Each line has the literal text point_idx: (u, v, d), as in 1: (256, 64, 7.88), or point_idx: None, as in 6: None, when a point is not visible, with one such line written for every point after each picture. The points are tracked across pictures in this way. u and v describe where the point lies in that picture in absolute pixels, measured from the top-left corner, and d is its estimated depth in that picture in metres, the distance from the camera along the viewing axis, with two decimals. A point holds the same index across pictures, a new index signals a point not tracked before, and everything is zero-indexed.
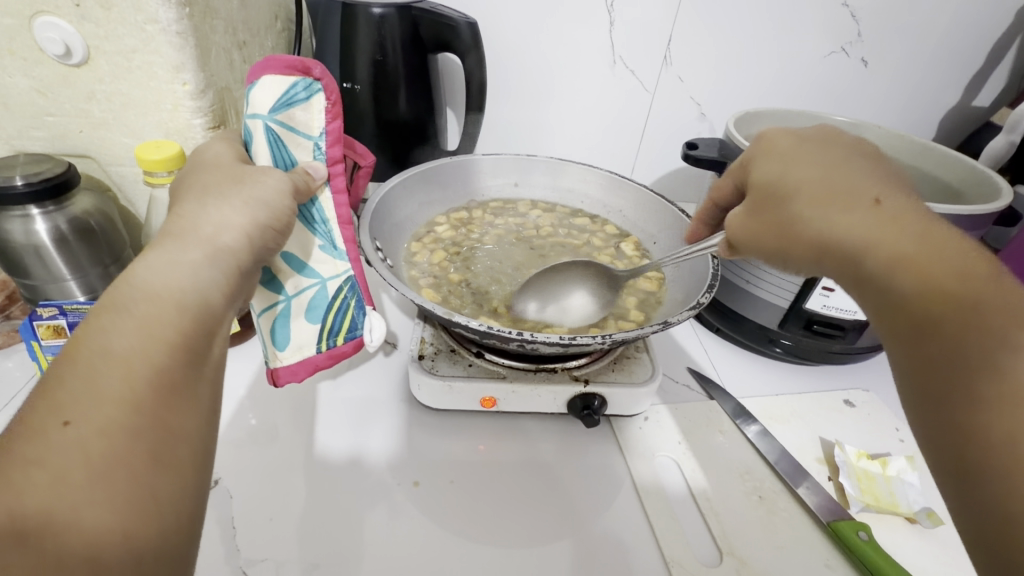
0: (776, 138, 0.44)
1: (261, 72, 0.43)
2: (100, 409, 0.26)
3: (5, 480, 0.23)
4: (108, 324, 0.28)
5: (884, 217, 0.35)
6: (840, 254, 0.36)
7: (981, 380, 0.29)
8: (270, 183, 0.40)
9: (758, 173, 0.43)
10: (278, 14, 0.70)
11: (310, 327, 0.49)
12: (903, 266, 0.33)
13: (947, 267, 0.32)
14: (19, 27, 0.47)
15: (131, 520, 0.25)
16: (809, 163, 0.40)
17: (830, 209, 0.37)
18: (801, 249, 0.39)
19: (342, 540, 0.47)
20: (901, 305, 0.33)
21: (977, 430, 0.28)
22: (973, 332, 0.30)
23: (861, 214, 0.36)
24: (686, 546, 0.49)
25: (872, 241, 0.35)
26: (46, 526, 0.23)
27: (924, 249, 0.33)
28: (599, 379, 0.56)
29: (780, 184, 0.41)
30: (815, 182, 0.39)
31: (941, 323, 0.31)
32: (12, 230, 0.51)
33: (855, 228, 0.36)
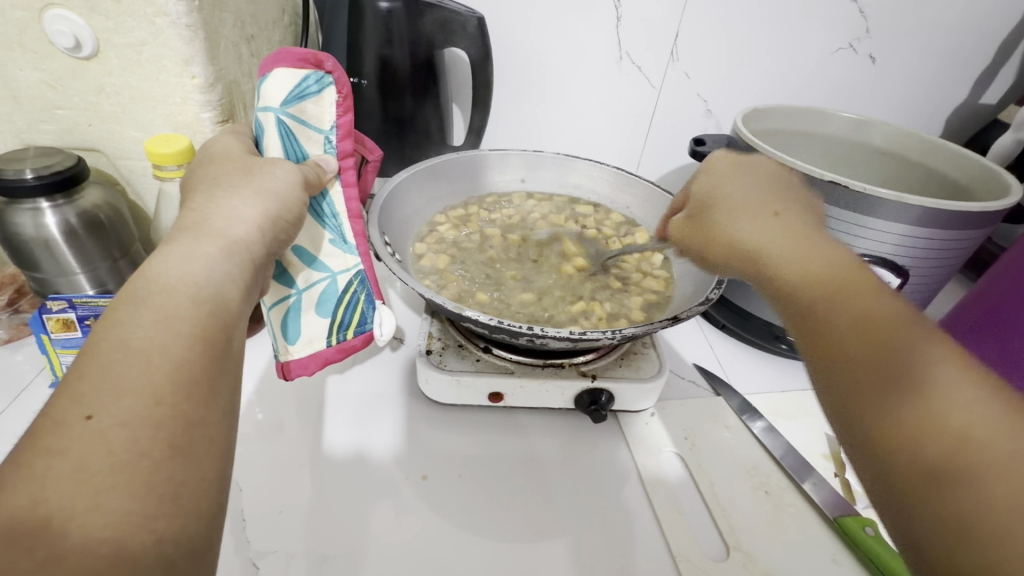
0: (716, 163, 0.51)
1: (272, 65, 0.43)
2: (120, 401, 0.26)
3: (31, 472, 0.24)
4: (126, 318, 0.29)
5: (778, 226, 0.41)
6: (747, 252, 0.41)
7: (856, 353, 0.31)
8: (280, 174, 0.41)
9: (697, 188, 0.50)
10: (285, 8, 0.69)
11: (320, 321, 0.50)
12: (792, 261, 0.38)
13: (825, 260, 0.37)
14: (29, 20, 0.47)
15: (154, 509, 0.25)
16: (736, 185, 0.47)
17: (741, 219, 0.43)
18: (718, 248, 0.44)
19: (351, 533, 0.47)
20: (798, 294, 0.36)
21: (853, 397, 0.30)
22: (840, 311, 0.33)
23: (763, 222, 0.42)
24: (693, 540, 0.49)
25: (771, 241, 0.40)
26: (72, 517, 0.23)
27: (808, 250, 0.38)
28: (607, 374, 0.57)
29: (710, 200, 0.48)
30: (737, 198, 0.45)
31: (834, 308, 0.33)
32: (23, 224, 0.51)
33: (751, 233, 0.42)
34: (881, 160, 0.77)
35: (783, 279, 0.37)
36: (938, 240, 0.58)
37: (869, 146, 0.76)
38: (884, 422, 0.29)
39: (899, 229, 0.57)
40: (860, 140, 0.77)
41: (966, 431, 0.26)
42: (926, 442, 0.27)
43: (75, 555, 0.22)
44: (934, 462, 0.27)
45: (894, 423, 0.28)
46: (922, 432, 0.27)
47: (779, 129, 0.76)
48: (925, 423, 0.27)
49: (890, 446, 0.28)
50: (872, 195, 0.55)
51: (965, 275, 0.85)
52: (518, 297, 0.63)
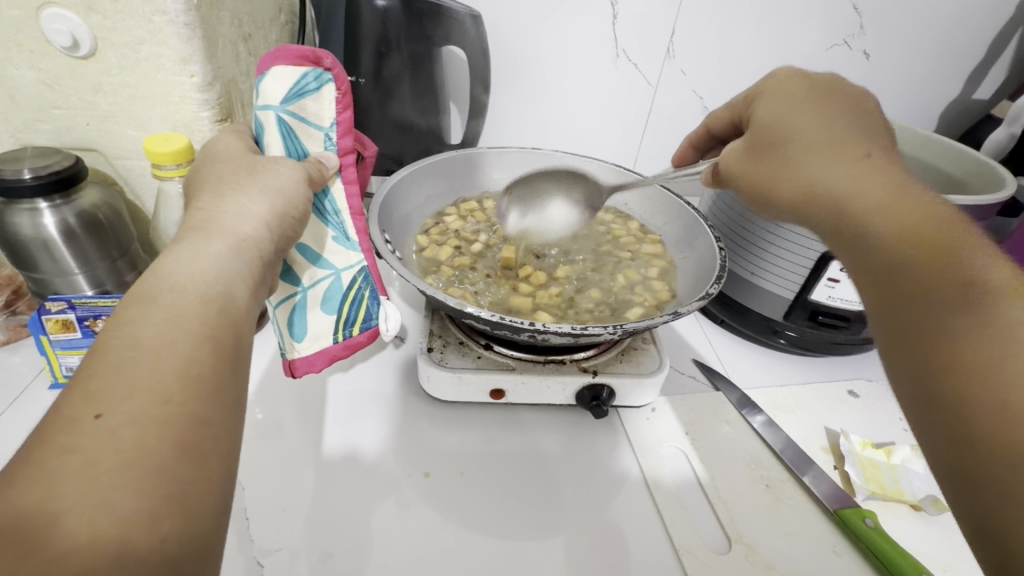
0: (790, 79, 0.48)
1: (271, 62, 0.43)
2: (130, 400, 0.26)
3: (40, 468, 0.23)
4: (137, 317, 0.29)
5: (868, 170, 0.39)
6: (825, 194, 0.40)
7: (946, 298, 0.31)
8: (285, 172, 0.41)
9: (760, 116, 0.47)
10: (282, 6, 0.69)
11: (326, 318, 0.50)
12: (881, 208, 0.36)
13: (915, 212, 0.35)
14: (25, 18, 0.46)
15: (163, 507, 0.24)
16: (807, 114, 0.44)
17: (814, 155, 0.41)
18: (790, 183, 0.42)
19: (354, 530, 0.48)
20: (891, 237, 0.35)
21: (933, 332, 0.31)
22: (923, 270, 0.33)
23: (845, 163, 0.40)
24: (695, 532, 0.50)
25: (856, 184, 0.38)
26: (77, 514, 0.23)
27: (902, 200, 0.36)
28: (608, 370, 0.57)
29: (773, 132, 0.45)
30: (810, 125, 0.43)
31: (932, 258, 0.33)
32: (21, 224, 0.51)
33: (833, 175, 0.39)
34: None
35: (872, 222, 0.36)
36: None
37: None
38: (954, 387, 0.29)
39: None
40: None
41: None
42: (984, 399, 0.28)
43: (82, 552, 0.22)
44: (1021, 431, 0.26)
45: (973, 360, 0.29)
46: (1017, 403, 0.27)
47: None
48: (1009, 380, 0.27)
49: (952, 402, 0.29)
50: None
51: None
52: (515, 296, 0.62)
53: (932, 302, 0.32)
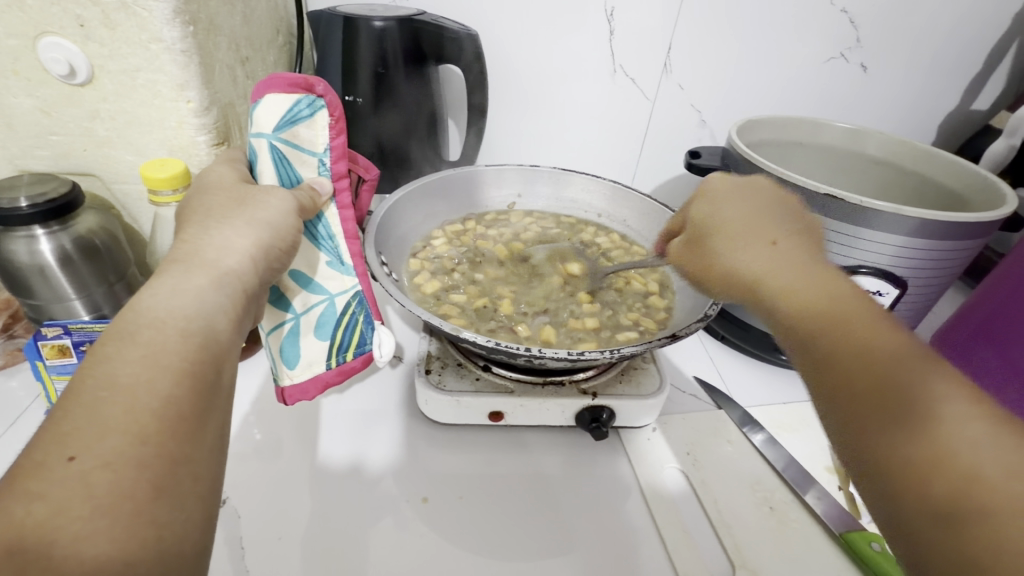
0: (711, 183, 0.47)
1: (263, 91, 0.43)
2: (104, 441, 0.26)
3: (9, 517, 0.23)
4: (114, 353, 0.28)
5: (776, 253, 0.39)
6: (746, 281, 0.39)
7: (861, 385, 0.30)
8: (274, 204, 0.41)
9: (691, 214, 0.47)
10: (280, 28, 0.70)
11: (319, 344, 0.49)
12: (798, 290, 0.35)
13: (827, 291, 0.35)
14: (23, 48, 0.47)
15: (136, 554, 0.24)
16: (731, 203, 0.44)
17: (735, 244, 0.41)
18: (717, 274, 0.42)
19: (349, 558, 0.47)
20: (807, 325, 0.34)
21: (857, 421, 0.30)
22: (844, 361, 0.31)
23: (760, 250, 0.39)
24: (697, 558, 0.49)
25: (772, 271, 0.37)
26: (49, 566, 0.23)
27: (814, 280, 0.36)
28: (608, 392, 0.56)
29: (704, 225, 0.45)
30: (734, 212, 0.43)
31: (845, 344, 0.32)
32: (17, 251, 0.51)
33: (751, 261, 0.39)
34: (876, 169, 0.77)
35: (790, 309, 0.35)
36: (934, 251, 0.58)
37: (863, 155, 0.77)
38: (885, 459, 0.28)
39: (894, 241, 0.57)
40: (854, 149, 0.77)
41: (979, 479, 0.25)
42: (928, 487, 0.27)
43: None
44: (950, 507, 0.26)
45: (893, 449, 0.28)
46: (940, 485, 0.26)
47: (773, 140, 0.76)
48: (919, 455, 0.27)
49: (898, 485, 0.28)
50: (868, 207, 0.56)
51: (963, 282, 0.85)
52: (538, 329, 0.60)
53: (849, 385, 0.31)
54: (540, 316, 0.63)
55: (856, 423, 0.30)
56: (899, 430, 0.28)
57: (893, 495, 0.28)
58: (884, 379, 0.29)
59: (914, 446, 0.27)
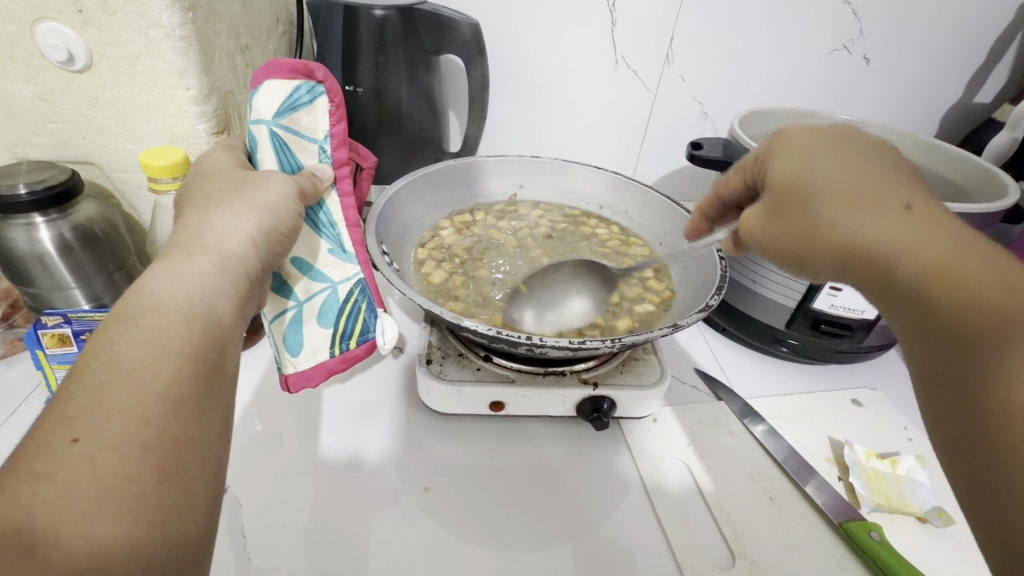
0: (797, 134, 0.40)
1: (262, 77, 0.43)
2: (109, 424, 0.25)
3: (14, 498, 0.23)
4: (117, 337, 0.28)
5: (913, 223, 0.34)
6: (873, 257, 0.34)
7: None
8: (273, 187, 0.40)
9: (776, 170, 0.39)
10: (279, 17, 0.69)
11: (322, 331, 0.49)
12: (959, 277, 0.32)
13: (989, 278, 0.31)
14: (21, 33, 0.46)
15: (143, 536, 0.24)
16: (828, 161, 0.37)
17: (853, 211, 0.35)
18: (825, 246, 0.36)
19: (351, 547, 0.47)
20: (969, 320, 0.31)
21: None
22: (988, 347, 0.29)
23: (888, 218, 0.34)
24: (698, 548, 0.49)
25: (914, 248, 0.33)
26: (55, 545, 0.23)
27: (977, 262, 0.32)
28: (608, 381, 0.56)
29: (799, 186, 0.37)
30: (830, 173, 0.36)
31: (1022, 352, 0.28)
32: (16, 239, 0.50)
33: (877, 231, 0.34)
34: None
35: (948, 296, 0.32)
36: None
37: None
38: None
39: None
40: None
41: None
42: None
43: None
44: None
45: None
46: None
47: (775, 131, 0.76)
48: None
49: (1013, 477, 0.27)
50: None
51: None
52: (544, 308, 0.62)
53: (1014, 399, 0.28)
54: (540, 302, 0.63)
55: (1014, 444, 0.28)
56: None
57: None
58: None
59: None
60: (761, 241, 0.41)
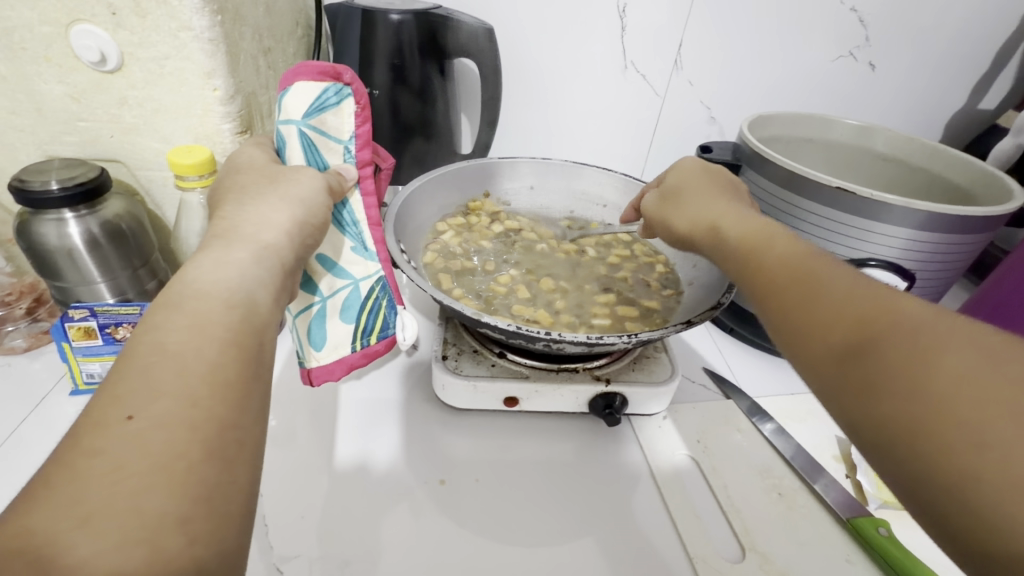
0: (685, 163, 0.57)
1: (293, 78, 0.44)
2: (159, 403, 0.27)
3: (74, 470, 0.25)
4: (163, 322, 0.30)
5: (742, 217, 0.45)
6: (720, 240, 0.45)
7: (827, 316, 0.33)
8: (305, 182, 0.42)
9: (670, 184, 0.55)
10: (298, 20, 0.71)
11: (344, 327, 0.51)
12: (767, 249, 0.40)
13: (790, 249, 0.39)
14: (55, 35, 0.48)
15: (189, 510, 0.25)
16: (700, 179, 0.53)
17: (711, 212, 0.48)
18: (698, 236, 0.48)
19: (370, 537, 0.48)
20: (772, 282, 0.38)
21: (840, 354, 0.32)
22: (797, 291, 0.36)
23: (733, 215, 0.46)
24: (709, 542, 0.50)
25: (738, 231, 0.44)
26: (110, 516, 0.24)
27: (779, 241, 0.41)
28: (621, 378, 0.57)
29: (679, 193, 0.53)
30: (681, 209, 0.51)
31: (812, 296, 0.35)
32: (47, 234, 0.52)
33: (723, 219, 0.46)
34: (883, 165, 0.78)
35: (759, 266, 0.40)
36: (944, 243, 0.59)
37: (871, 151, 0.78)
38: (866, 385, 0.30)
39: (905, 234, 0.58)
40: (862, 145, 0.78)
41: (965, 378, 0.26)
42: (908, 401, 0.28)
43: (115, 553, 0.23)
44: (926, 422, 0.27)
45: (878, 381, 0.29)
46: (917, 407, 0.27)
47: (781, 135, 0.77)
48: (919, 375, 0.28)
49: (896, 448, 0.28)
50: (878, 200, 0.57)
51: (968, 279, 0.86)
52: (562, 307, 0.65)
53: (820, 323, 0.33)
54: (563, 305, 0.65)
55: (826, 351, 0.32)
56: (877, 355, 0.30)
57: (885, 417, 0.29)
58: (850, 309, 0.32)
59: (892, 363, 0.29)
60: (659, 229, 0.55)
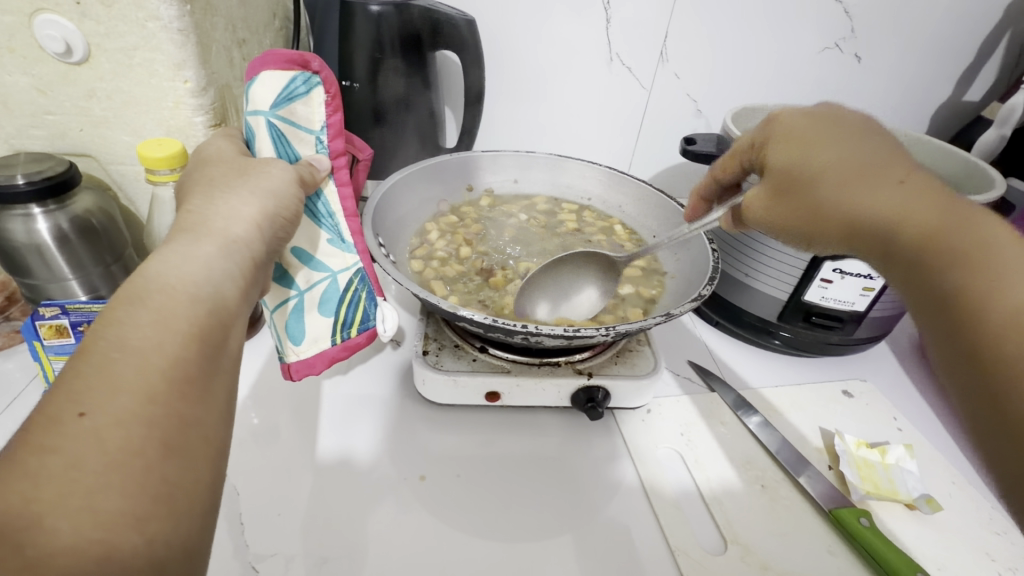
0: (788, 115, 0.43)
1: (259, 68, 0.43)
2: (116, 399, 0.26)
3: (22, 468, 0.23)
4: (123, 314, 0.29)
5: (913, 190, 0.36)
6: (867, 225, 0.37)
7: (1009, 339, 0.30)
8: (275, 174, 0.41)
9: (777, 150, 0.42)
10: (276, 12, 0.70)
11: (323, 321, 0.50)
12: (933, 232, 0.34)
13: (978, 237, 0.33)
14: (18, 25, 0.46)
15: (146, 508, 0.25)
16: (840, 128, 0.40)
17: (850, 186, 0.37)
18: (825, 219, 0.39)
19: (349, 534, 0.47)
20: (945, 284, 0.34)
21: (1016, 390, 0.30)
22: (980, 297, 0.32)
23: (884, 188, 0.37)
24: (692, 535, 0.50)
25: (906, 208, 0.35)
26: (60, 515, 0.23)
27: (962, 225, 0.34)
28: (603, 371, 0.57)
29: (810, 147, 0.40)
30: (834, 178, 0.38)
31: (997, 308, 0.31)
32: (14, 230, 0.51)
33: (877, 201, 0.36)
34: None
35: (923, 254, 0.35)
36: None
37: None
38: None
39: None
40: None
41: None
42: None
43: (67, 553, 0.22)
44: None
45: None
46: None
47: None
48: None
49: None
50: None
51: None
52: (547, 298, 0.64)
53: (997, 349, 0.31)
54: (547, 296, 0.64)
55: (1002, 380, 0.30)
56: None
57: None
58: None
59: None
60: (764, 209, 0.44)
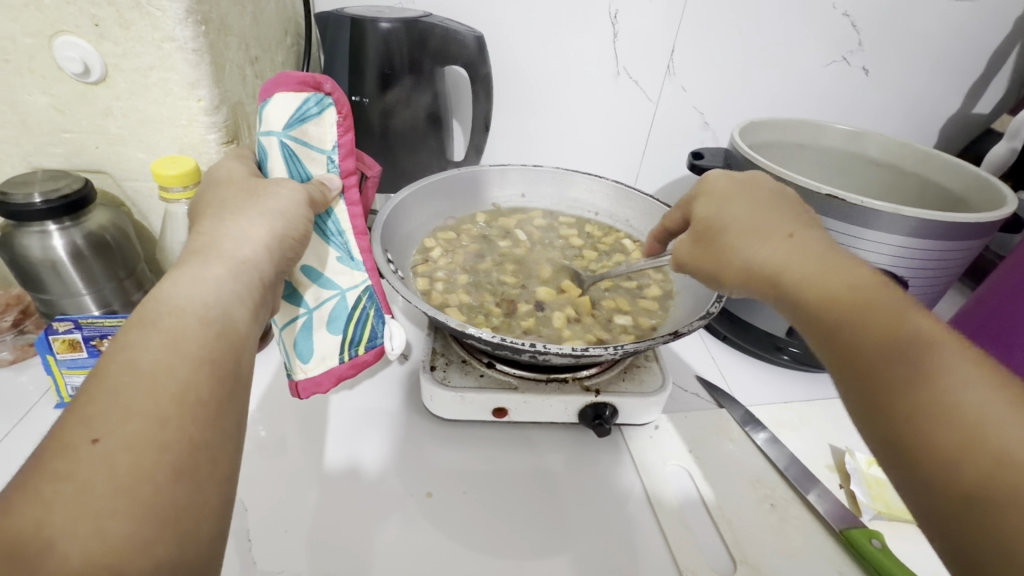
0: (713, 181, 0.49)
1: (273, 89, 0.44)
2: (128, 424, 0.26)
3: (37, 495, 0.24)
4: (135, 339, 0.29)
5: (793, 243, 0.40)
6: (761, 273, 0.40)
7: (875, 359, 0.32)
8: (285, 194, 0.41)
9: (698, 210, 0.48)
10: (288, 29, 0.71)
11: (331, 338, 0.50)
12: (812, 279, 0.37)
13: (846, 280, 0.36)
14: (39, 46, 0.47)
15: (156, 533, 0.25)
16: (741, 192, 0.46)
17: (751, 239, 0.42)
18: (727, 271, 0.43)
19: (356, 551, 0.47)
20: (824, 319, 0.35)
21: (889, 407, 0.30)
22: (848, 329, 0.34)
23: (774, 243, 0.41)
24: (700, 554, 0.49)
25: (788, 260, 0.39)
26: (72, 542, 0.23)
27: (836, 272, 0.37)
28: (611, 389, 0.57)
29: (714, 210, 0.46)
30: (743, 229, 0.43)
31: (863, 334, 0.33)
32: (31, 246, 0.52)
33: (766, 253, 0.40)
34: (876, 171, 0.77)
35: (802, 299, 0.37)
36: (934, 251, 0.59)
37: (864, 157, 0.77)
38: (912, 441, 0.29)
39: (895, 241, 0.58)
40: (854, 151, 0.78)
41: (1004, 455, 0.26)
42: (964, 462, 0.27)
43: None
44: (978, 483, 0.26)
45: (932, 440, 0.28)
46: (965, 465, 0.27)
47: (774, 141, 0.77)
48: (960, 436, 0.28)
49: (948, 522, 0.28)
50: (866, 208, 0.56)
51: (964, 283, 0.86)
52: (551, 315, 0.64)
53: (871, 370, 0.32)
54: (552, 312, 0.64)
55: (879, 399, 0.31)
56: (930, 409, 0.29)
57: (933, 481, 0.28)
58: (908, 357, 0.31)
59: (943, 418, 0.28)
60: (695, 263, 0.47)
